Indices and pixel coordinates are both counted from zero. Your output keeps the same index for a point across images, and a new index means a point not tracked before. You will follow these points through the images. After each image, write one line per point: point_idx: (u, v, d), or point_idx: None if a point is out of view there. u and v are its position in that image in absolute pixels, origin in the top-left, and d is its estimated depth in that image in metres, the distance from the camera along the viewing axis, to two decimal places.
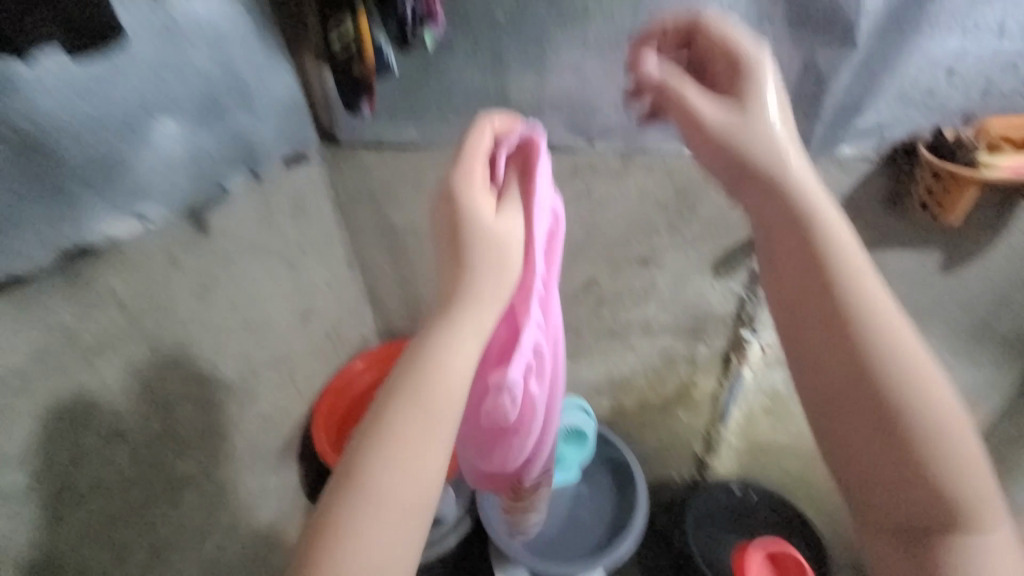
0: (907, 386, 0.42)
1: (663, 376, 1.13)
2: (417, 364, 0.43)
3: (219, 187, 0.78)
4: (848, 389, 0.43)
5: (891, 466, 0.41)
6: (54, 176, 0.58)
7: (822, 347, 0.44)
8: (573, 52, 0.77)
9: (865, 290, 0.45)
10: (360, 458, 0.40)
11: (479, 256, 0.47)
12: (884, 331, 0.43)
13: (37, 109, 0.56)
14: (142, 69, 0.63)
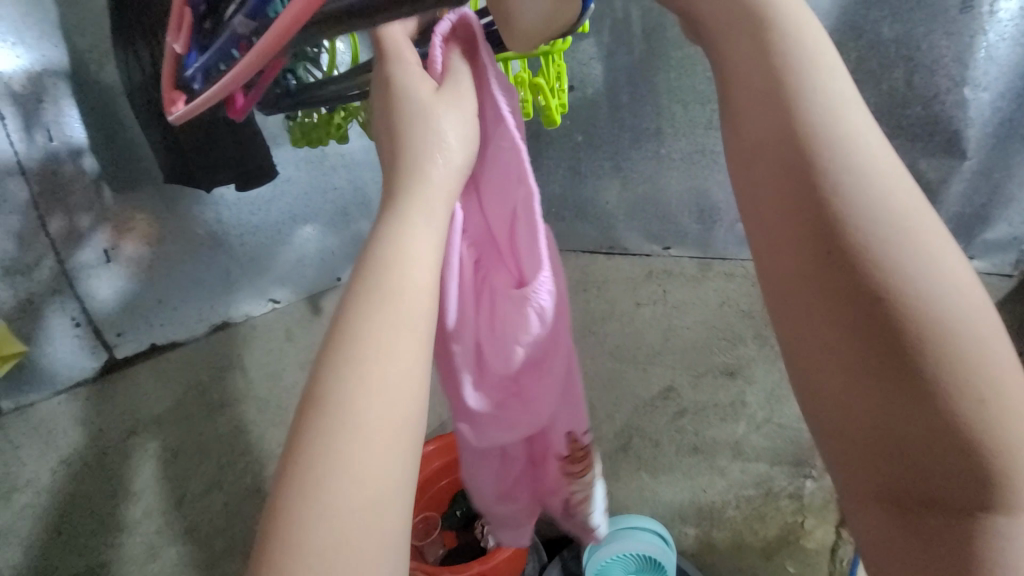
0: (935, 297, 0.25)
1: (763, 514, 0.92)
2: (367, 276, 0.29)
3: (336, 278, 0.93)
4: (834, 310, 0.26)
5: (914, 444, 0.24)
6: (217, 266, 0.80)
7: (793, 235, 0.27)
8: (649, 164, 0.82)
9: (857, 147, 0.27)
10: (298, 456, 0.26)
11: (399, 141, 0.35)
12: (893, 205, 0.26)
13: (220, 217, 0.77)
14: (292, 189, 0.82)
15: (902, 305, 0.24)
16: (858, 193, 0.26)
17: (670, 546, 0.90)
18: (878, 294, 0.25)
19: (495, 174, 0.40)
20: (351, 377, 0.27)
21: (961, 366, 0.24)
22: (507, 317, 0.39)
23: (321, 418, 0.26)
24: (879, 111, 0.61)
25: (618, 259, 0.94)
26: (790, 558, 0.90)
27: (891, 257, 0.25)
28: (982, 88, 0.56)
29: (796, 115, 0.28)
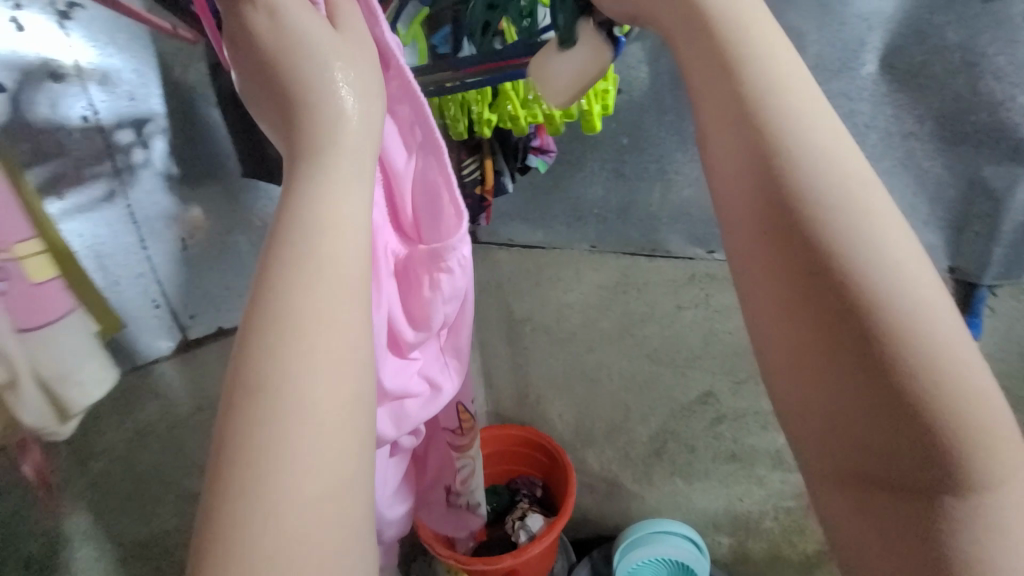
0: (874, 251, 0.28)
1: (803, 526, 0.92)
2: (282, 258, 0.30)
3: None
4: (776, 275, 0.30)
5: (857, 387, 0.27)
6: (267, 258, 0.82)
7: (744, 206, 0.31)
8: (695, 168, 0.81)
9: (809, 123, 0.31)
10: (240, 442, 0.26)
11: (309, 122, 0.34)
12: (832, 170, 0.30)
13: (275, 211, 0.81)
14: None
15: (839, 260, 0.28)
16: (807, 161, 0.30)
17: (703, 551, 0.92)
18: (818, 251, 0.29)
19: (406, 149, 0.47)
20: (288, 331, 0.29)
21: (896, 315, 0.27)
22: (428, 275, 0.50)
23: (267, 375, 0.28)
24: (940, 116, 0.60)
25: (659, 261, 0.91)
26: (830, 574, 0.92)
27: (832, 217, 0.29)
28: None
29: (747, 102, 0.32)
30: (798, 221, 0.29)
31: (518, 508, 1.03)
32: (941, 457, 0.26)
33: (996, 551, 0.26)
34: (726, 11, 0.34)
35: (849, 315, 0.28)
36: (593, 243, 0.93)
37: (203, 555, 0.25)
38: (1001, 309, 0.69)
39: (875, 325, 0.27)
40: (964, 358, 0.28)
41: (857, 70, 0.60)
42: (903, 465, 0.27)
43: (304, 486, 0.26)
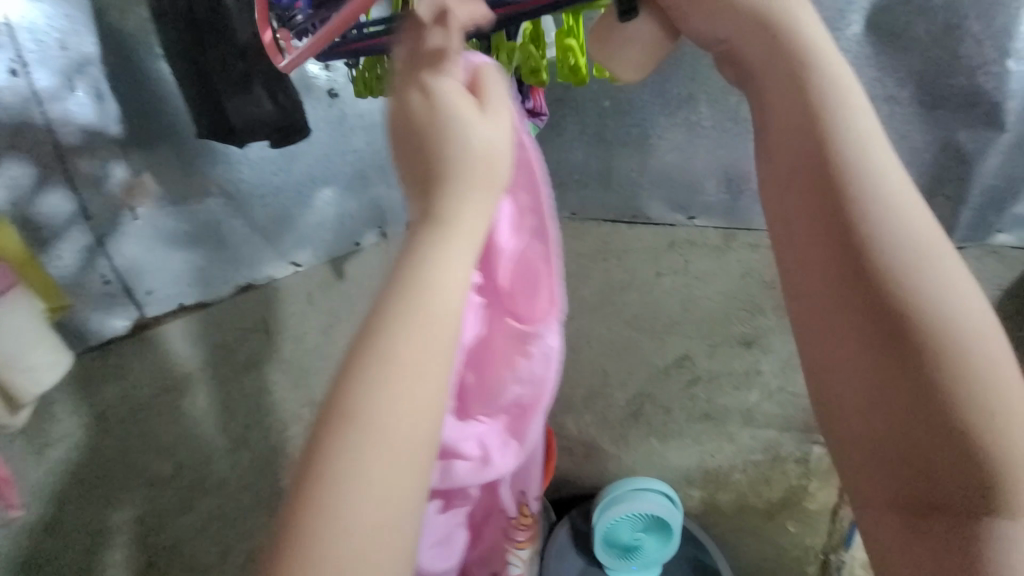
0: (932, 300, 0.30)
1: (770, 478, 0.98)
2: (408, 291, 0.30)
3: (355, 244, 0.90)
4: (851, 311, 0.31)
5: (899, 397, 0.30)
6: (257, 236, 0.82)
7: (809, 240, 0.33)
8: (678, 132, 0.79)
9: (883, 172, 0.32)
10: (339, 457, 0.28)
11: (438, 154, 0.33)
12: (898, 218, 0.32)
13: (236, 175, 0.75)
14: (316, 148, 0.80)
15: (901, 301, 0.30)
16: (878, 207, 0.32)
17: (678, 507, 0.95)
18: (879, 294, 0.31)
19: (516, 228, 0.47)
20: (402, 358, 0.29)
21: (944, 338, 0.30)
22: (507, 356, 0.48)
23: (369, 396, 0.28)
24: (921, 80, 0.60)
25: (640, 228, 0.92)
26: (792, 519, 0.98)
27: (888, 262, 0.31)
28: None
29: (819, 142, 0.33)
30: (864, 263, 0.31)
31: None
32: (974, 487, 0.28)
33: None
34: (806, 49, 0.35)
35: (907, 357, 0.30)
36: (573, 211, 0.93)
37: (292, 537, 0.27)
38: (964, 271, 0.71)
39: (932, 354, 0.30)
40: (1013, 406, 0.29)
41: (842, 30, 0.59)
42: (939, 478, 0.29)
43: (387, 502, 0.28)
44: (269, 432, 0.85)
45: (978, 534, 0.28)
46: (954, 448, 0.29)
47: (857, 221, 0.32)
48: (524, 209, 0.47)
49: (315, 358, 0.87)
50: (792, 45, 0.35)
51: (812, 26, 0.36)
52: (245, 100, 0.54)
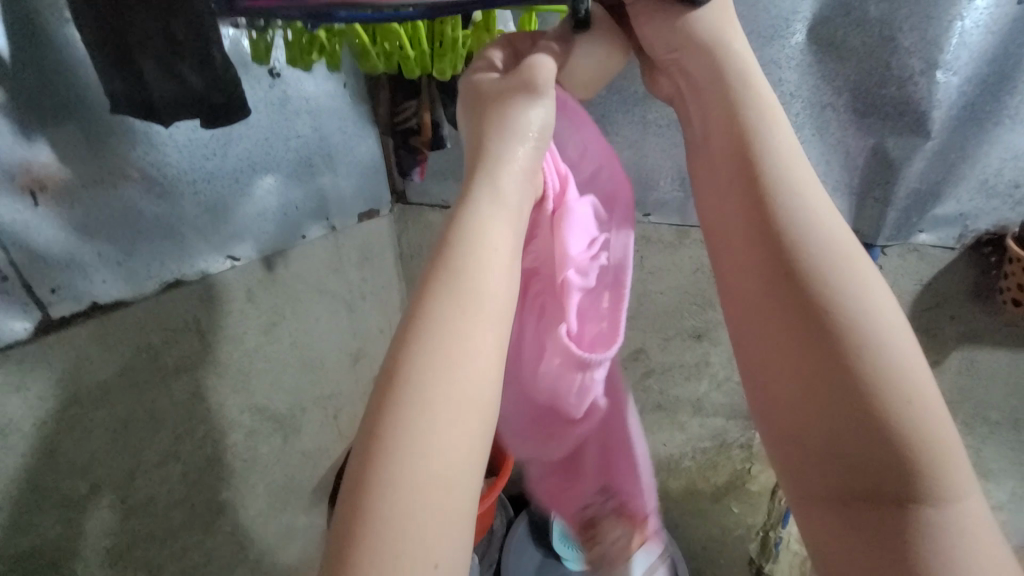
0: (858, 312, 0.39)
1: (716, 463, 1.03)
2: (448, 269, 0.43)
3: (300, 235, 0.89)
4: (783, 315, 0.41)
5: (825, 388, 0.39)
6: (180, 228, 0.72)
7: (755, 262, 0.44)
8: (634, 129, 0.79)
9: (818, 215, 0.42)
10: (401, 393, 0.38)
11: (484, 174, 0.48)
12: (830, 250, 0.41)
13: (162, 159, 0.67)
14: (253, 134, 0.76)
15: (830, 311, 0.39)
16: (813, 239, 0.42)
17: None
18: (813, 307, 0.40)
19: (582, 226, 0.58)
20: (447, 306, 0.41)
21: (867, 348, 0.38)
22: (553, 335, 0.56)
23: (422, 341, 0.40)
24: (856, 90, 0.64)
25: None
26: (736, 501, 1.04)
27: (824, 283, 0.40)
28: (953, 72, 0.60)
29: (764, 188, 0.44)
30: (804, 281, 0.41)
31: None
32: (892, 466, 0.36)
33: (933, 552, 0.35)
34: (755, 114, 0.46)
35: (837, 356, 0.39)
36: None
37: (364, 460, 0.36)
38: (890, 267, 0.76)
39: (853, 358, 0.38)
40: (924, 402, 0.37)
41: (785, 39, 0.63)
42: (864, 460, 0.37)
43: (440, 433, 0.37)
44: (203, 442, 0.80)
45: (893, 505, 0.36)
46: (872, 433, 0.37)
47: (795, 250, 0.42)
48: (579, 222, 0.58)
49: (255, 357, 0.86)
50: (745, 112, 0.46)
51: (761, 94, 0.47)
52: (174, 74, 0.49)
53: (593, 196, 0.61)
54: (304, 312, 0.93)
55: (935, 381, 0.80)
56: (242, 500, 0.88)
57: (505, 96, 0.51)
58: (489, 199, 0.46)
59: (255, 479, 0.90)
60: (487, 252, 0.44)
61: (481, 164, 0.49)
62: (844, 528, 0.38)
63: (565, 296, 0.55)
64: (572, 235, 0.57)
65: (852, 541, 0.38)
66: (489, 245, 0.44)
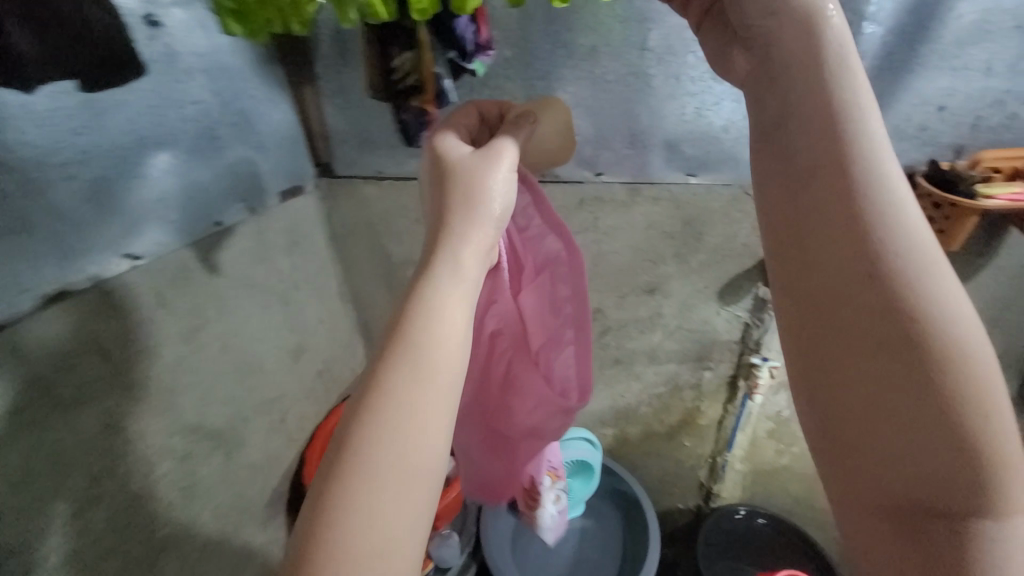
0: (936, 312, 0.34)
1: (669, 405, 1.10)
2: (405, 344, 0.39)
3: (215, 223, 0.76)
4: (852, 308, 0.36)
5: (903, 394, 0.34)
6: (54, 225, 0.57)
7: (813, 245, 0.38)
8: (582, 86, 0.76)
9: (893, 200, 0.36)
10: (343, 471, 0.36)
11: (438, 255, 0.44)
12: (903, 239, 0.36)
13: (15, 138, 0.52)
14: (136, 103, 0.61)
15: (908, 308, 0.34)
16: (891, 234, 0.36)
17: (597, 447, 1.03)
18: (897, 312, 0.35)
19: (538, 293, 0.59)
20: (399, 389, 0.38)
21: (948, 352, 0.34)
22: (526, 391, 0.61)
23: (370, 418, 0.37)
24: None
25: (549, 188, 0.88)
26: (687, 436, 1.13)
27: (901, 276, 0.35)
28: (878, 24, 0.66)
29: (835, 161, 0.37)
30: (882, 283, 0.35)
31: None
32: (967, 491, 0.33)
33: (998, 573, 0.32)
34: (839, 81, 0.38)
35: (916, 359, 0.34)
36: None
37: (307, 538, 0.34)
38: None
39: (935, 364, 0.34)
40: (1002, 417, 0.33)
41: None
42: (936, 473, 0.33)
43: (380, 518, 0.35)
44: (129, 480, 0.68)
45: (957, 522, 0.33)
46: (944, 446, 0.33)
47: (874, 248, 0.36)
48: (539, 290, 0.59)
49: (178, 370, 0.73)
50: (825, 64, 0.38)
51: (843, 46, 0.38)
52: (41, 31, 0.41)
53: (545, 258, 0.60)
54: (231, 311, 0.80)
55: None
56: (187, 533, 0.77)
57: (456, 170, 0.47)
58: (449, 275, 0.43)
59: (199, 507, 0.79)
60: (444, 330, 0.41)
61: (443, 239, 0.45)
62: (904, 548, 0.34)
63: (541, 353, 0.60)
64: (535, 303, 0.59)
65: (910, 564, 0.34)
66: (451, 322, 0.41)
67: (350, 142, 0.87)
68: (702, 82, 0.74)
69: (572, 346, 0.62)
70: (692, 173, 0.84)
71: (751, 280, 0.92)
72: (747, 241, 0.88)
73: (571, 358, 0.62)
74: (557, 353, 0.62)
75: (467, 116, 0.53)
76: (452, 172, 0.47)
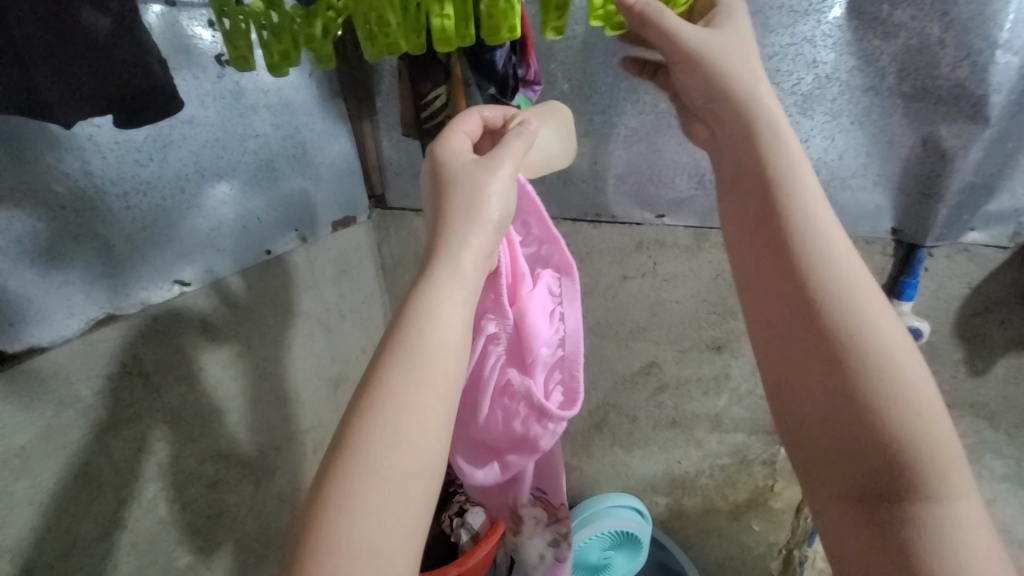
0: (858, 314, 0.39)
1: (736, 480, 0.95)
2: (402, 342, 0.37)
3: (266, 252, 0.77)
4: (787, 316, 0.42)
5: (832, 388, 0.39)
6: (115, 245, 0.59)
7: (761, 265, 0.44)
8: (646, 121, 0.69)
9: (820, 220, 0.43)
10: (332, 492, 0.32)
11: (438, 249, 0.41)
12: (829, 253, 0.41)
13: (86, 166, 0.55)
14: (199, 134, 0.63)
15: (832, 313, 0.40)
16: (815, 248, 0.42)
17: (649, 519, 0.90)
18: (824, 324, 0.40)
19: (533, 295, 0.53)
20: (395, 399, 0.35)
21: (872, 347, 0.38)
22: (520, 396, 0.52)
23: (366, 429, 0.34)
24: (904, 69, 0.59)
25: (604, 228, 0.80)
26: (757, 519, 0.97)
27: (826, 287, 0.40)
28: (1013, 52, 0.55)
29: (775, 190, 0.44)
30: (801, 291, 0.41)
31: (455, 505, 0.91)
32: (896, 476, 0.36)
33: (944, 557, 0.34)
34: (765, 136, 0.45)
35: (840, 355, 0.39)
36: None
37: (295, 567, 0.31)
38: (934, 268, 0.70)
39: (858, 360, 0.38)
40: (926, 410, 0.37)
41: (823, 12, 0.59)
42: (866, 457, 0.37)
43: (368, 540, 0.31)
44: (154, 506, 0.67)
45: (895, 507, 0.36)
46: (871, 432, 0.37)
47: (806, 268, 0.41)
48: (539, 296, 0.53)
49: (219, 395, 0.73)
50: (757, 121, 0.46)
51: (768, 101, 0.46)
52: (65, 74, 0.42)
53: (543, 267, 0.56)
54: (273, 339, 0.80)
55: (982, 389, 0.74)
56: (206, 565, 0.75)
57: (467, 163, 0.44)
58: (450, 279, 0.40)
59: (222, 537, 0.77)
60: (440, 333, 0.38)
61: (451, 234, 0.42)
62: (863, 538, 0.36)
63: (533, 357, 0.52)
64: (537, 313, 0.52)
65: (864, 542, 0.36)
66: (449, 323, 0.38)
67: (403, 175, 0.87)
68: (788, 117, 0.65)
69: (565, 352, 0.54)
70: None
71: None
72: None
73: (564, 366, 0.54)
74: (547, 358, 0.53)
75: (469, 122, 0.48)
76: (450, 172, 0.44)
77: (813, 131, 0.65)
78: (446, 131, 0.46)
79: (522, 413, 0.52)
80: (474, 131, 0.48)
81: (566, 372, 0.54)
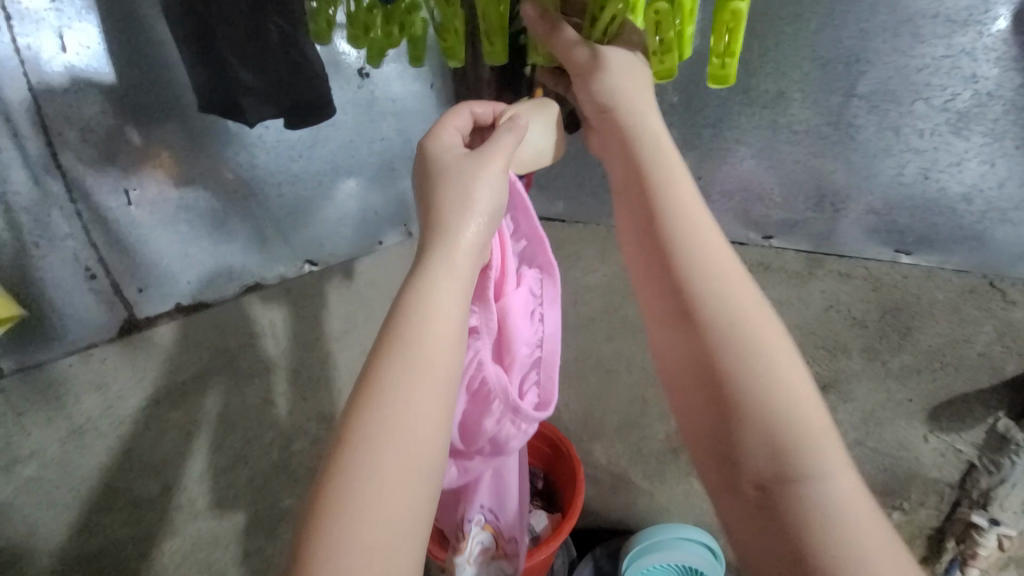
0: (721, 297, 0.36)
1: None
2: (402, 328, 0.34)
3: (377, 241, 0.84)
4: (662, 307, 0.38)
5: (706, 385, 0.35)
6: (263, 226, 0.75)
7: (630, 246, 0.41)
8: (760, 136, 0.66)
9: (681, 187, 0.40)
10: (342, 472, 0.31)
11: (436, 229, 0.38)
12: (692, 228, 0.38)
13: (251, 160, 0.69)
14: (337, 137, 0.73)
15: (697, 298, 0.37)
16: (678, 223, 0.38)
17: (721, 560, 0.76)
18: (702, 315, 0.36)
19: (513, 291, 0.46)
20: (391, 390, 0.32)
21: (732, 331, 0.35)
22: (487, 394, 0.45)
23: (376, 411, 0.32)
24: None
25: None
26: None
27: (692, 268, 0.37)
28: None
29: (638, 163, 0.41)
30: (670, 278, 0.38)
31: None
32: (772, 461, 0.33)
33: (828, 541, 0.30)
34: (630, 112, 0.41)
35: (709, 347, 0.35)
36: None
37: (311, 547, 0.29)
38: None
39: (725, 353, 0.35)
40: (791, 382, 0.34)
41: (985, 26, 0.51)
42: (752, 447, 0.33)
43: (379, 521, 0.30)
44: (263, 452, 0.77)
45: (774, 494, 0.32)
46: (748, 422, 0.34)
47: (672, 247, 0.38)
48: (518, 294, 0.46)
49: None
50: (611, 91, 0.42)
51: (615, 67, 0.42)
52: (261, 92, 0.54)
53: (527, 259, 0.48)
54: None
55: None
56: None
57: (457, 157, 0.39)
58: (446, 259, 0.37)
59: None
60: (441, 316, 0.35)
61: (464, 214, 0.38)
62: (751, 533, 0.33)
63: (511, 356, 0.46)
64: (518, 316, 0.45)
65: (761, 541, 0.33)
66: (450, 305, 0.35)
67: None
68: (936, 138, 0.58)
69: (544, 357, 0.46)
70: (904, 251, 0.68)
71: (987, 402, 0.65)
72: (986, 350, 0.65)
73: (540, 369, 0.47)
74: (523, 357, 0.46)
75: (460, 118, 0.43)
76: (424, 163, 0.40)
77: (965, 155, 0.58)
78: (435, 126, 0.42)
79: (495, 412, 0.46)
80: (462, 122, 0.43)
81: (541, 377, 0.46)
